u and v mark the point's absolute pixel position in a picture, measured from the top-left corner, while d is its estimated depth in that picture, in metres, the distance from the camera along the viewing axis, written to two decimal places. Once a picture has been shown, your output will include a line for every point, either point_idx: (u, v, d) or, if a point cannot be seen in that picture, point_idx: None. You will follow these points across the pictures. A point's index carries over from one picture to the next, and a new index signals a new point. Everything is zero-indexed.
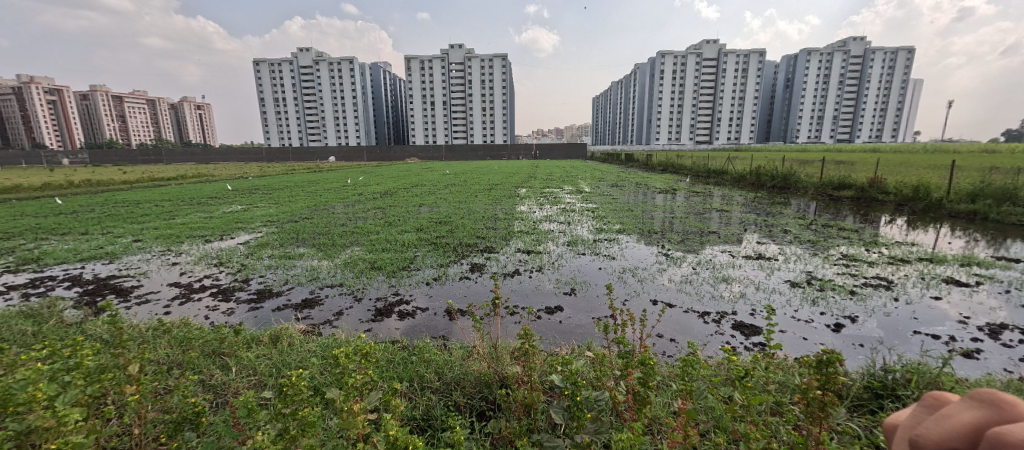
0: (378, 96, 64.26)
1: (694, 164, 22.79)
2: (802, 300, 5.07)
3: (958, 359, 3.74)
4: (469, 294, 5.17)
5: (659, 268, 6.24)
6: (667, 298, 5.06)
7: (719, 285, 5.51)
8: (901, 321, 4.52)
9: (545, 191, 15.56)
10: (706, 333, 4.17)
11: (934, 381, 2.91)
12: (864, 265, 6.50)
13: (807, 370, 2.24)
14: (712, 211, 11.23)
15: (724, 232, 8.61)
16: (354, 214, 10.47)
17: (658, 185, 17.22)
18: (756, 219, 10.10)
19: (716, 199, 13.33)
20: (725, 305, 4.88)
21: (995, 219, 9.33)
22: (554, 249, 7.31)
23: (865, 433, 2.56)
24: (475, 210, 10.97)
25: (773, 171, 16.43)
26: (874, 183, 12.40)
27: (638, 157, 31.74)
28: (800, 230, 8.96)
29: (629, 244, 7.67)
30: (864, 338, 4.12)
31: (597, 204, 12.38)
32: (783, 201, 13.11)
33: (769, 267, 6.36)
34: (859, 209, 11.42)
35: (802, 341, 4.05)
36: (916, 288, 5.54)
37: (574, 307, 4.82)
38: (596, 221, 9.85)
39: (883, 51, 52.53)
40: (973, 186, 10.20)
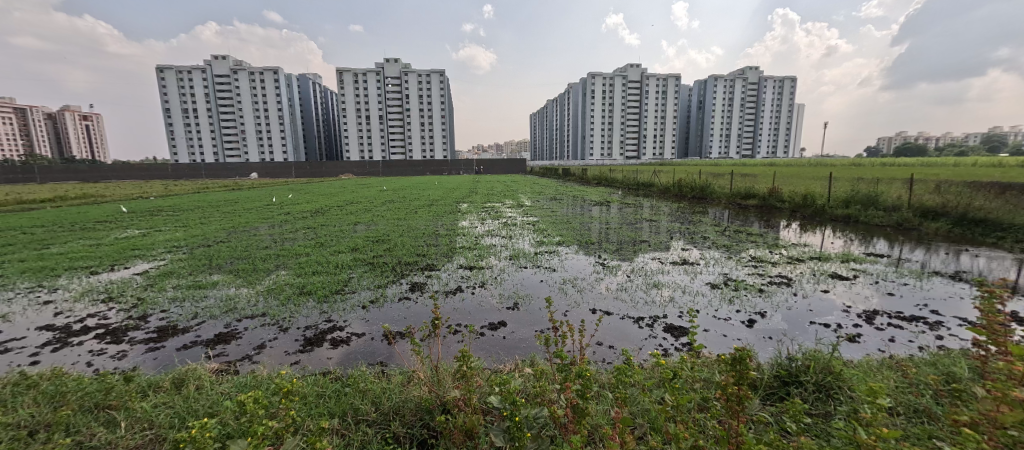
0: (305, 110, 60.73)
1: (625, 177, 24.24)
2: (721, 300, 5.54)
3: (844, 343, 4.30)
4: (409, 315, 4.96)
5: (596, 277, 6.48)
6: (605, 306, 5.26)
7: (651, 291, 5.84)
8: (800, 314, 5.11)
9: (485, 206, 15.62)
10: (641, 338, 4.38)
11: (827, 363, 3.32)
12: (769, 265, 7.30)
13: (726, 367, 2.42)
14: (642, 220, 11.98)
15: (653, 241, 9.20)
16: (279, 235, 9.68)
17: (593, 198, 18.06)
18: (680, 227, 10.95)
19: (645, 210, 14.27)
20: (657, 309, 5.17)
21: (865, 221, 11.00)
22: (496, 263, 7.31)
23: (775, 419, 2.83)
24: (414, 227, 10.67)
25: (692, 183, 18.00)
26: (773, 193, 14.09)
27: (574, 172, 33.11)
28: (717, 236, 9.86)
29: (568, 255, 7.89)
30: (772, 331, 4.59)
31: (536, 217, 12.65)
32: (702, 210, 14.38)
33: (693, 271, 6.89)
34: (763, 216, 12.87)
35: (722, 339, 4.40)
36: (810, 283, 6.31)
37: (517, 321, 4.81)
38: (536, 233, 10.04)
39: (773, 78, 60.43)
40: (847, 194, 11.97)
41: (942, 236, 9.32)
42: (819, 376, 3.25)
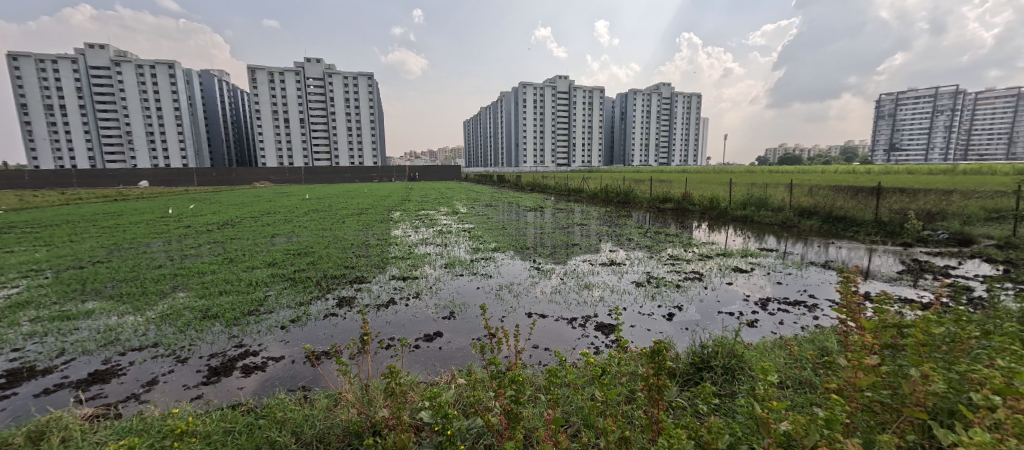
0: (208, 111, 54.56)
1: (556, 183, 25.10)
2: (645, 297, 5.96)
3: (745, 329, 4.85)
4: (336, 333, 4.65)
5: (531, 281, 6.62)
6: (541, 310, 5.37)
7: (582, 292, 6.10)
8: (711, 305, 5.66)
9: (419, 214, 15.21)
10: (573, 338, 4.55)
11: (732, 347, 3.72)
12: (684, 263, 8.00)
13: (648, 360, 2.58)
14: (573, 225, 12.48)
15: (584, 244, 9.62)
16: (179, 252, 8.53)
17: (527, 204, 18.43)
18: (608, 230, 11.59)
19: (576, 215, 14.89)
20: (588, 309, 5.41)
21: (758, 220, 12.54)
22: (430, 272, 7.14)
23: (690, 403, 3.10)
24: (342, 237, 10.07)
25: (617, 188, 19.18)
26: (686, 197, 15.50)
27: (508, 179, 33.55)
28: (640, 237, 10.60)
29: (504, 261, 7.96)
30: (687, 322, 5.04)
31: (472, 224, 12.59)
32: (626, 214, 15.37)
33: (620, 271, 7.32)
34: (679, 218, 14.10)
35: (646, 333, 4.73)
36: (718, 277, 7.03)
37: (453, 331, 4.73)
38: (472, 240, 9.99)
39: (682, 94, 66.78)
40: (744, 197, 13.58)
41: (816, 231, 10.95)
42: (726, 360, 3.63)
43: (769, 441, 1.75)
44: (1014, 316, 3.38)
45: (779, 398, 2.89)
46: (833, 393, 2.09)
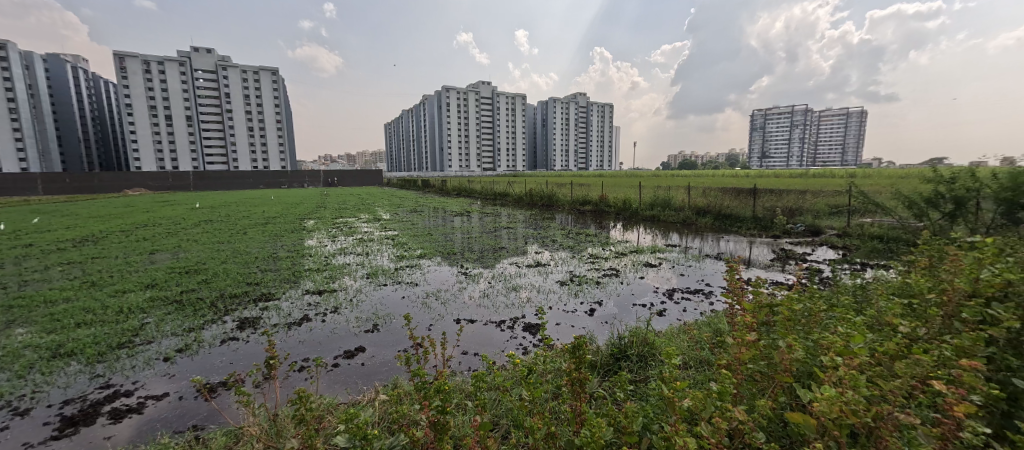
0: (64, 106, 45.74)
1: (481, 187, 25.20)
2: (568, 295, 6.26)
3: (656, 318, 5.34)
4: (237, 359, 4.20)
5: (458, 287, 6.58)
6: (469, 315, 5.36)
7: (510, 294, 6.22)
8: (626, 298, 6.13)
9: (336, 222, 14.30)
10: (502, 340, 4.62)
11: (646, 336, 4.08)
12: (603, 260, 8.56)
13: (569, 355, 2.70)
14: (499, 228, 12.64)
15: (511, 247, 9.82)
16: (23, 278, 7.04)
17: (453, 209, 18.28)
18: (533, 233, 11.95)
19: (502, 218, 15.12)
20: (516, 311, 5.53)
21: (664, 219, 13.84)
22: (351, 284, 6.76)
23: (610, 391, 3.33)
24: (245, 250, 9.10)
25: (540, 192, 19.84)
26: (602, 199, 16.56)
27: (433, 183, 32.94)
28: (563, 238, 11.09)
29: (431, 267, 7.81)
30: (607, 316, 5.40)
31: (396, 230, 12.16)
32: (550, 216, 15.98)
33: (545, 271, 7.60)
34: (597, 219, 15.01)
35: (571, 329, 4.97)
36: (632, 272, 7.63)
37: (377, 344, 4.54)
38: (396, 248, 9.65)
39: (596, 103, 71.27)
40: (652, 198, 14.90)
41: (710, 228, 12.40)
42: (640, 348, 3.97)
43: (675, 417, 1.95)
44: (853, 290, 4.17)
45: (683, 378, 3.23)
46: (724, 368, 2.39)
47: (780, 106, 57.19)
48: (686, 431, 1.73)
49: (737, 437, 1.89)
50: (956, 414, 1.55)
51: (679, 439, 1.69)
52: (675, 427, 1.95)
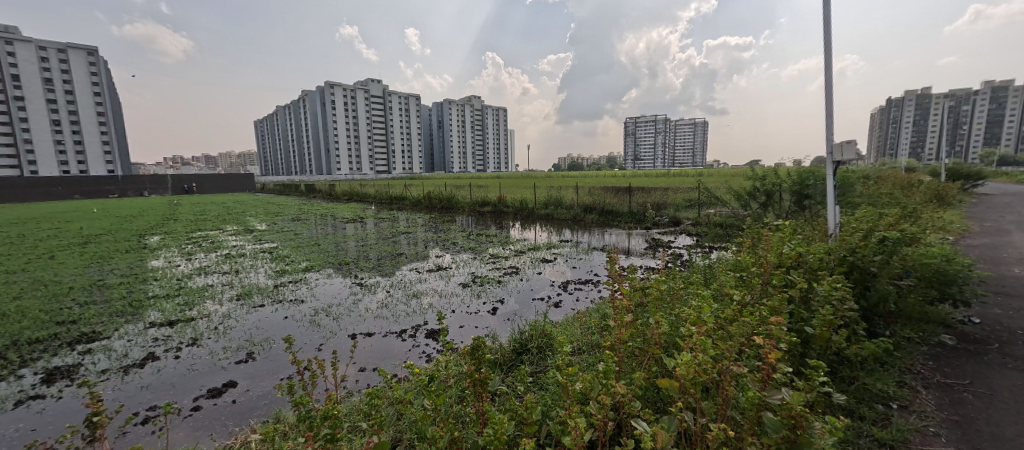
0: None
1: (376, 191, 23.86)
2: (471, 296, 6.32)
3: (552, 310, 5.70)
4: (41, 425, 3.35)
5: (352, 299, 6.19)
6: (365, 329, 5.07)
7: (411, 302, 6.04)
8: (526, 294, 6.44)
9: (196, 236, 12.22)
10: (401, 350, 4.48)
11: (543, 328, 4.34)
12: (503, 259, 8.83)
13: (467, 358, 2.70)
14: (397, 234, 12.15)
15: (410, 252, 9.53)
16: None
17: (344, 215, 16.99)
18: (433, 236, 11.76)
19: (400, 223, 14.57)
20: (417, 318, 5.41)
21: (558, 217, 14.77)
22: (216, 309, 5.86)
23: (510, 386, 3.47)
24: (57, 280, 7.23)
25: (439, 194, 19.55)
26: (500, 200, 17.00)
27: (319, 188, 30.15)
28: (464, 240, 11.12)
29: (319, 281, 7.18)
30: (508, 313, 5.60)
31: (276, 242, 10.88)
32: (450, 219, 15.87)
33: (447, 275, 7.56)
34: (496, 219, 15.36)
35: (474, 329, 5.04)
36: (531, 269, 8.02)
37: (251, 376, 4.03)
38: (276, 262, 8.65)
39: (490, 107, 72.83)
40: (546, 198, 15.78)
41: (596, 223, 13.60)
42: (539, 340, 4.22)
43: (569, 400, 2.09)
44: (705, 268, 5.01)
45: (574, 361, 3.52)
46: (606, 349, 2.63)
47: (648, 114, 65.19)
48: (576, 410, 1.88)
49: (618, 409, 2.10)
50: (770, 360, 1.95)
51: (570, 421, 1.82)
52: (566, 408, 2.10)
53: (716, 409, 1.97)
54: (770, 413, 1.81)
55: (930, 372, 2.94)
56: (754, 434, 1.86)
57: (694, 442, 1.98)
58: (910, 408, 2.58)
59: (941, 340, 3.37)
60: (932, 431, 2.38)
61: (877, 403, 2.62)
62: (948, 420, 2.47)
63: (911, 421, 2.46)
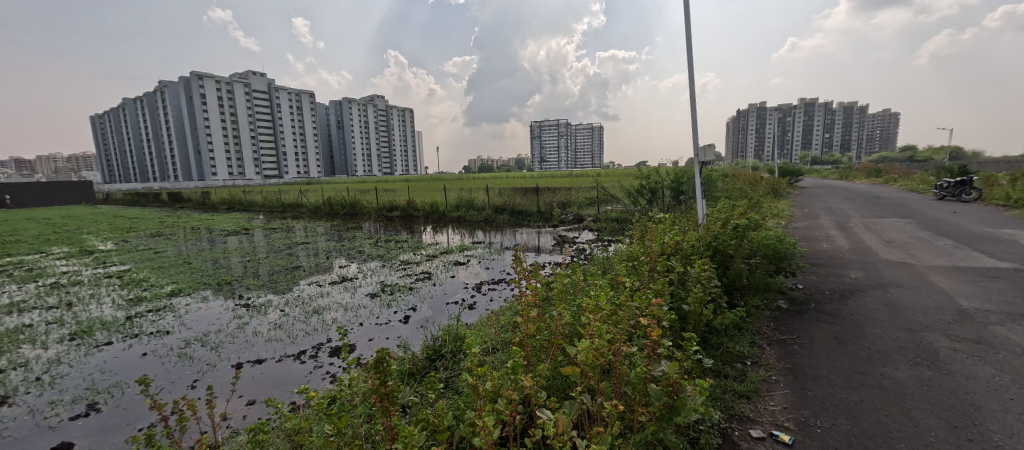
0: None
1: (265, 198, 21.39)
2: (380, 307, 6.06)
3: (466, 312, 5.74)
4: None
5: (237, 323, 5.50)
6: (254, 356, 4.57)
7: (311, 319, 5.59)
8: (440, 299, 6.38)
9: (11, 263, 9.72)
10: (301, 374, 4.13)
11: (457, 332, 4.37)
12: (415, 265, 8.62)
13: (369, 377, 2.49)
14: (293, 245, 11.07)
15: (308, 264, 8.79)
16: None
17: (224, 227, 14.96)
18: (335, 245, 10.99)
19: (295, 233, 13.31)
20: (319, 337, 5.03)
21: (469, 219, 14.83)
22: (37, 356, 4.74)
23: (421, 395, 3.42)
24: None
25: (342, 200, 18.28)
26: (409, 204, 16.51)
27: (189, 196, 26.03)
28: (371, 248, 10.57)
29: (192, 307, 6.23)
30: (421, 320, 5.50)
31: (131, 264, 9.16)
32: (354, 225, 14.94)
33: (352, 286, 7.13)
34: (406, 224, 14.87)
35: (384, 340, 4.85)
36: (444, 272, 7.96)
37: (96, 433, 3.37)
38: (130, 288, 7.29)
39: (396, 107, 70.11)
40: (456, 201, 15.73)
41: (508, 223, 13.96)
42: (453, 345, 4.24)
43: (480, 401, 2.06)
44: (603, 261, 5.48)
45: (483, 360, 3.57)
46: (515, 345, 2.70)
47: (551, 119, 68.67)
48: (486, 409, 1.87)
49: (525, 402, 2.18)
50: (654, 338, 2.20)
51: (478, 421, 1.82)
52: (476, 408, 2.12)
53: (612, 388, 2.15)
54: (655, 385, 2.04)
55: (772, 332, 3.63)
56: (643, 405, 2.06)
57: (595, 421, 2.14)
58: (759, 364, 3.15)
59: (779, 305, 4.17)
60: (774, 380, 2.94)
61: (736, 362, 3.14)
62: (784, 369, 3.07)
63: (760, 373, 3.00)
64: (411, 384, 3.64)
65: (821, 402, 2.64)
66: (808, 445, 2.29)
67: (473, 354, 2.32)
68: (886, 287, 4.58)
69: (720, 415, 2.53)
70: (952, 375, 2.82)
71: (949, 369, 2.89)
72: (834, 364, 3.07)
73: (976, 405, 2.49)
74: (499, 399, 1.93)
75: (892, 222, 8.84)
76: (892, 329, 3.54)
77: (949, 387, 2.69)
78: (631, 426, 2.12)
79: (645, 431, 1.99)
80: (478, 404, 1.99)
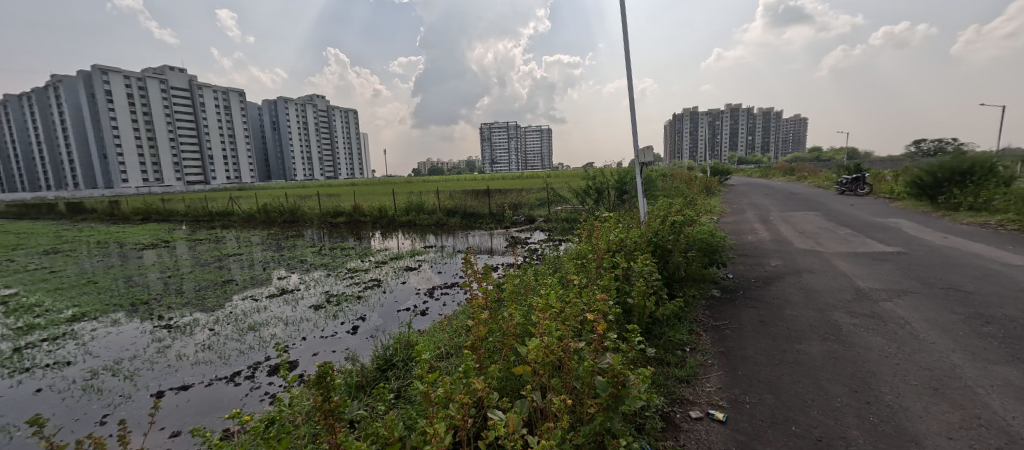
0: None
1: (189, 207, 19.57)
2: (326, 319, 5.79)
3: (418, 319, 5.64)
4: None
5: (157, 348, 4.99)
6: (179, 381, 4.19)
7: (247, 337, 5.22)
8: (390, 306, 6.21)
9: None
10: (235, 397, 3.84)
11: (408, 340, 4.31)
12: (363, 273, 8.32)
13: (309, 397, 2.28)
14: (224, 257, 10.23)
15: (241, 278, 8.18)
16: None
17: (140, 240, 13.49)
18: (273, 255, 10.33)
19: (227, 244, 12.32)
20: (255, 355, 4.71)
21: (420, 223, 14.55)
22: None
23: (368, 408, 3.31)
24: None
25: (280, 206, 17.19)
26: (356, 209, 15.89)
27: (95, 206, 23.15)
28: (314, 257, 10.05)
29: (99, 333, 5.56)
30: (370, 330, 5.32)
31: (22, 287, 8.00)
32: (295, 233, 14.10)
33: (294, 299, 6.74)
34: (353, 230, 14.29)
35: (330, 354, 4.63)
36: (395, 279, 7.75)
37: None
38: (21, 315, 6.37)
39: (338, 108, 67.13)
40: (405, 205, 15.36)
41: (459, 226, 13.89)
42: (404, 353, 4.15)
43: (432, 408, 1.99)
44: (554, 260, 5.62)
45: (434, 366, 3.53)
46: (466, 348, 2.70)
47: (500, 121, 69.10)
48: (438, 416, 1.83)
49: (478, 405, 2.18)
50: (600, 332, 2.30)
51: (427, 429, 1.76)
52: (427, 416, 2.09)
53: (562, 384, 2.22)
54: (602, 377, 2.13)
55: (707, 319, 3.93)
56: (591, 397, 2.14)
57: (547, 416, 2.19)
58: (696, 350, 3.39)
59: (713, 293, 4.53)
60: (710, 363, 3.19)
61: (677, 349, 3.36)
62: (718, 353, 3.33)
63: (698, 358, 3.24)
64: (359, 397, 3.51)
65: (750, 380, 2.91)
66: (739, 420, 2.51)
67: (423, 361, 2.29)
68: (800, 272, 5.12)
69: (663, 400, 2.70)
70: (855, 347, 3.21)
71: (852, 341, 3.29)
72: (760, 344, 3.38)
73: (873, 372, 2.86)
74: (451, 405, 1.92)
75: (805, 214, 9.85)
76: (806, 309, 3.97)
77: (852, 358, 3.06)
78: (581, 418, 2.19)
79: (594, 422, 2.08)
80: (430, 412, 1.96)
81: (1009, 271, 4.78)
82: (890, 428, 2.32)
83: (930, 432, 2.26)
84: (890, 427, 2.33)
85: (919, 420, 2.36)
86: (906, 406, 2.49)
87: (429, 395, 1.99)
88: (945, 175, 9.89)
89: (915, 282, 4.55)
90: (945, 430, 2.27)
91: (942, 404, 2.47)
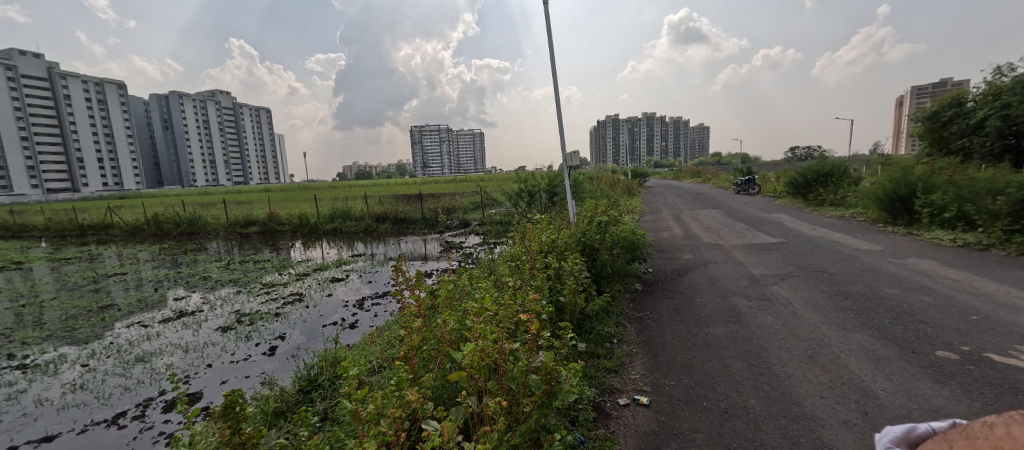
0: None
1: (50, 220, 16.60)
2: (235, 341, 5.26)
3: (346, 333, 5.35)
4: None
5: (8, 395, 4.16)
6: (42, 432, 3.54)
7: (133, 371, 4.56)
8: (313, 322, 5.81)
9: None
10: (118, 442, 3.34)
11: (334, 357, 4.09)
12: (282, 287, 7.68)
13: (211, 435, 1.97)
14: (101, 279, 8.76)
15: (127, 302, 7.11)
16: None
17: None
18: (169, 273, 9.15)
19: (104, 263, 10.61)
20: (146, 391, 4.14)
21: (345, 230, 13.80)
22: None
23: (286, 433, 3.03)
24: None
25: (175, 217, 15.25)
26: (271, 218, 14.62)
27: None
28: (220, 273, 9.03)
29: None
30: (290, 350, 4.93)
31: None
32: (197, 247, 12.60)
33: (194, 322, 6.00)
34: (267, 241, 13.12)
35: (240, 380, 4.23)
36: (318, 292, 7.23)
37: None
38: None
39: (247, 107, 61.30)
40: (328, 212, 14.45)
41: (389, 232, 13.42)
42: (329, 372, 3.91)
43: (360, 427, 1.89)
44: (488, 263, 5.66)
45: (362, 382, 3.37)
46: (398, 360, 2.62)
47: (431, 126, 68.14)
48: (370, 433, 1.76)
49: (410, 417, 2.13)
50: (532, 332, 2.38)
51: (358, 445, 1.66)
52: (356, 437, 1.98)
53: (498, 386, 2.23)
54: (535, 375, 2.20)
55: (631, 311, 4.24)
56: (525, 396, 2.19)
57: (483, 419, 2.20)
58: (622, 341, 3.63)
59: (635, 286, 4.91)
60: (634, 352, 3.43)
61: (605, 342, 3.57)
62: (640, 341, 3.61)
63: (624, 348, 3.47)
64: (278, 424, 3.23)
65: (668, 364, 3.19)
66: (660, 402, 2.74)
67: (350, 377, 2.17)
68: (706, 264, 5.71)
69: (594, 392, 2.85)
70: (750, 326, 3.66)
71: (748, 323, 3.75)
72: (676, 331, 3.72)
73: (765, 347, 3.28)
74: (382, 421, 1.83)
75: (710, 212, 11.00)
76: (712, 296, 4.45)
77: (750, 337, 3.48)
78: (516, 418, 2.22)
79: (529, 420, 2.11)
80: (359, 430, 1.86)
81: (859, 255, 5.77)
82: (778, 395, 2.68)
83: (809, 394, 2.66)
84: (779, 394, 2.69)
85: (800, 384, 2.77)
86: (790, 374, 2.90)
87: (357, 414, 1.89)
88: (812, 176, 11.66)
89: (794, 267, 5.29)
90: (818, 391, 2.68)
91: (816, 370, 2.92)
